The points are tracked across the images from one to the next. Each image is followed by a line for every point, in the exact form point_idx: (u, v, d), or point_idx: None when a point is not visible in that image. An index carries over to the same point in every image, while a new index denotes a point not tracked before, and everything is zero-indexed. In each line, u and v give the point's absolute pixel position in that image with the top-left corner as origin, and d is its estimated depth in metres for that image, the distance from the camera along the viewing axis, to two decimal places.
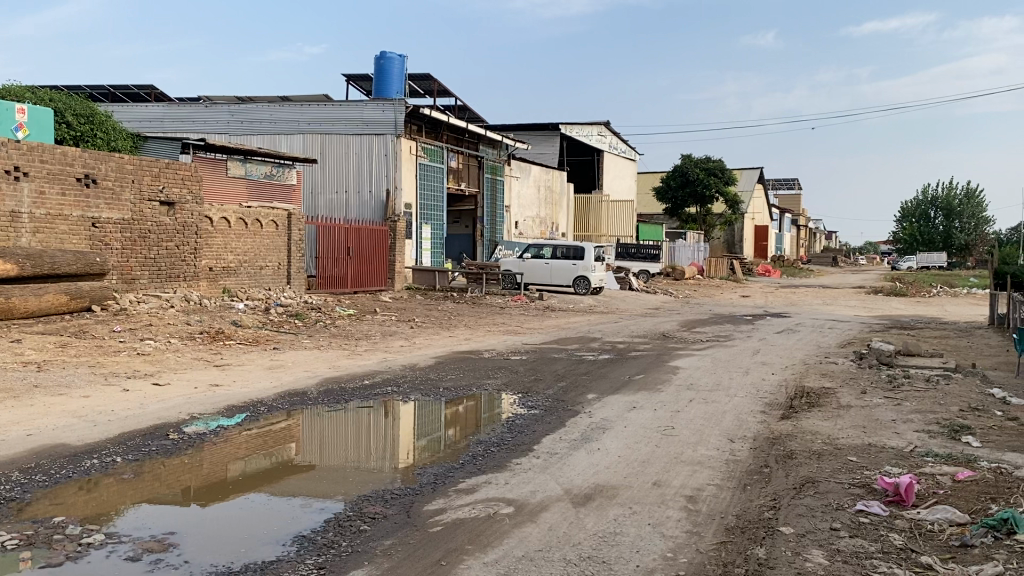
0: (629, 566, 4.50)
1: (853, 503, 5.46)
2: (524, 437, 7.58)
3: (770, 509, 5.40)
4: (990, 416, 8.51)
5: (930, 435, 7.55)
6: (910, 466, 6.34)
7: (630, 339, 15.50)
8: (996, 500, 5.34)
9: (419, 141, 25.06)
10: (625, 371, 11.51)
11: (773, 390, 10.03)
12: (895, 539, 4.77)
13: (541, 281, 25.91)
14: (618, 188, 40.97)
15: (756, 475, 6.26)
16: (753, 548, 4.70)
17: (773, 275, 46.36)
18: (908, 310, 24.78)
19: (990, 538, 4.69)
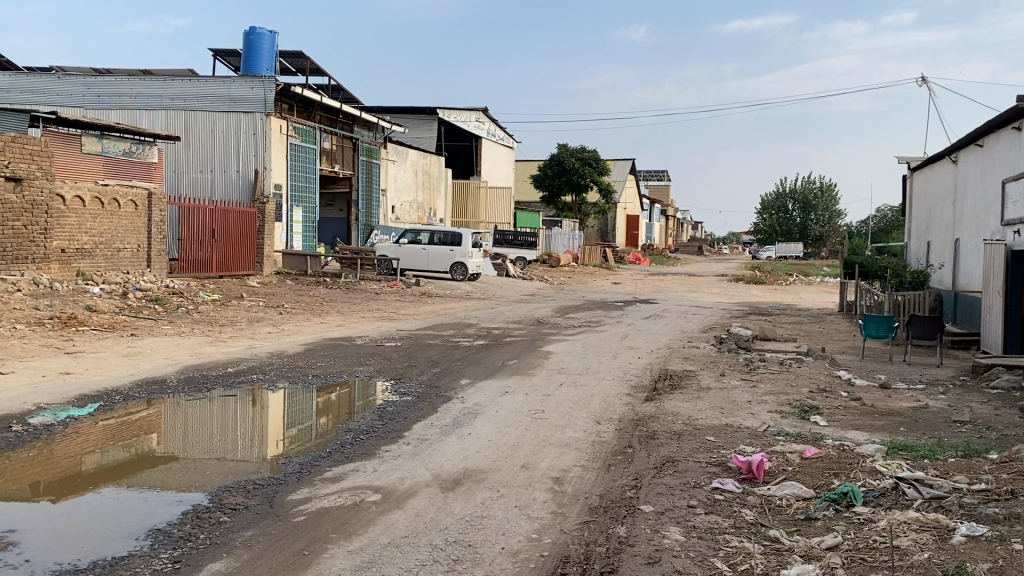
0: (495, 548, 4.53)
1: (710, 481, 5.69)
2: (395, 424, 7.50)
3: (632, 488, 5.56)
4: (836, 396, 9.06)
5: (782, 415, 7.97)
6: (762, 445, 6.66)
7: (504, 325, 15.63)
8: (838, 475, 5.68)
9: (291, 120, 24.32)
10: (499, 356, 11.59)
11: (639, 374, 10.33)
12: (746, 514, 5.00)
13: (417, 266, 25.64)
14: (497, 174, 41.09)
15: (620, 455, 6.45)
16: (615, 526, 4.83)
17: (644, 264, 47.81)
18: (766, 297, 26.04)
19: (833, 510, 4.99)
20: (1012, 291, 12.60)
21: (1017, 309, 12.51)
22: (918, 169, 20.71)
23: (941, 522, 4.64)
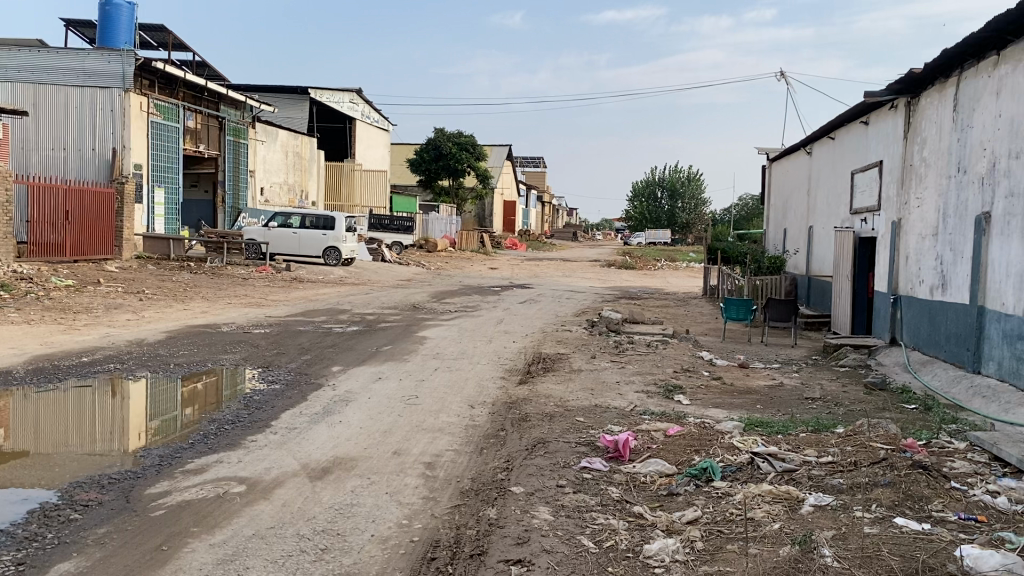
0: (364, 536, 4.47)
1: (578, 460, 5.81)
2: (261, 413, 7.29)
3: (503, 470, 5.61)
4: (699, 376, 9.45)
5: (648, 395, 8.22)
6: (629, 424, 6.86)
7: (379, 310, 15.46)
8: (698, 451, 5.90)
9: (151, 97, 23.11)
10: (372, 342, 11.44)
11: (513, 357, 10.43)
12: (613, 491, 5.14)
13: (288, 250, 24.94)
14: (371, 156, 40.24)
15: (492, 438, 6.49)
16: (486, 509, 4.86)
17: (520, 249, 48.31)
18: (637, 282, 26.81)
19: (693, 485, 5.20)
20: (859, 275, 13.47)
21: (863, 293, 13.40)
22: (776, 161, 21.75)
23: (792, 494, 4.90)
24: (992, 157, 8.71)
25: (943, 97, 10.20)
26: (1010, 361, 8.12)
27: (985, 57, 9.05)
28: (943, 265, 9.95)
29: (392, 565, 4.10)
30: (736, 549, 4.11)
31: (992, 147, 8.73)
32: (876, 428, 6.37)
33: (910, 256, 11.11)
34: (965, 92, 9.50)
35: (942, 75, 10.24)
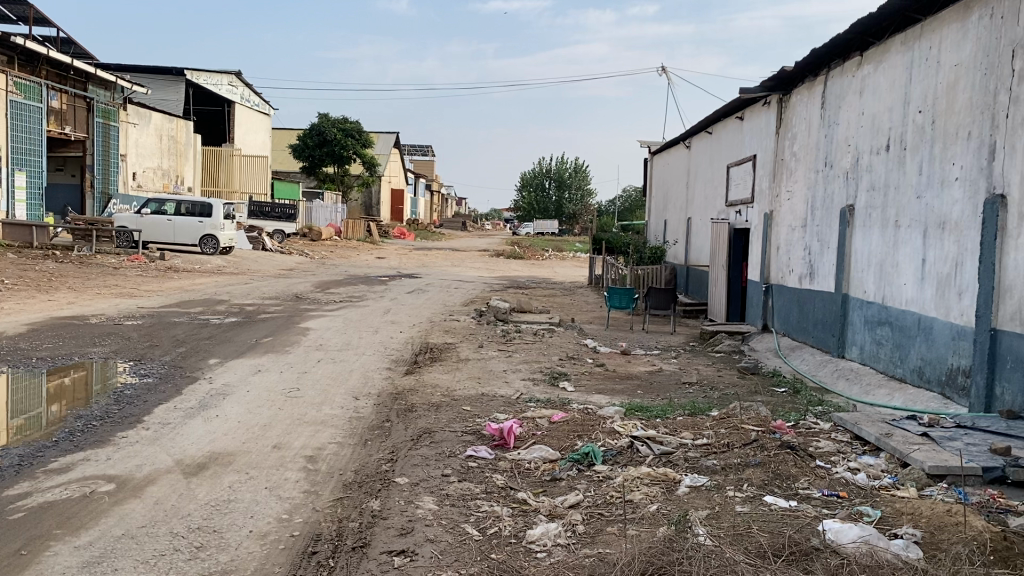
0: (242, 532, 4.35)
1: (464, 449, 5.82)
2: (133, 408, 6.98)
3: (387, 462, 5.56)
4: (583, 363, 9.62)
5: (534, 382, 8.33)
6: (515, 412, 6.92)
7: (260, 301, 15.03)
8: (581, 437, 6.01)
9: (10, 74, 21.69)
10: (253, 334, 11.11)
11: (399, 348, 10.34)
12: (497, 479, 5.18)
13: (162, 239, 23.89)
14: (251, 141, 38.95)
15: (377, 430, 6.42)
16: (369, 501, 4.80)
17: (408, 238, 47.88)
18: (525, 272, 27.00)
19: (576, 470, 5.29)
20: (734, 265, 14.02)
21: (737, 281, 13.97)
22: (657, 154, 22.34)
23: (669, 475, 5.06)
24: (855, 152, 9.22)
25: (812, 95, 10.71)
26: (871, 345, 8.63)
27: (850, 58, 9.55)
28: (810, 255, 10.48)
29: (271, 560, 4.00)
30: (616, 531, 4.21)
31: (855, 143, 9.23)
32: (748, 411, 6.65)
33: (781, 246, 11.64)
34: (832, 91, 10.00)
35: (811, 74, 10.76)
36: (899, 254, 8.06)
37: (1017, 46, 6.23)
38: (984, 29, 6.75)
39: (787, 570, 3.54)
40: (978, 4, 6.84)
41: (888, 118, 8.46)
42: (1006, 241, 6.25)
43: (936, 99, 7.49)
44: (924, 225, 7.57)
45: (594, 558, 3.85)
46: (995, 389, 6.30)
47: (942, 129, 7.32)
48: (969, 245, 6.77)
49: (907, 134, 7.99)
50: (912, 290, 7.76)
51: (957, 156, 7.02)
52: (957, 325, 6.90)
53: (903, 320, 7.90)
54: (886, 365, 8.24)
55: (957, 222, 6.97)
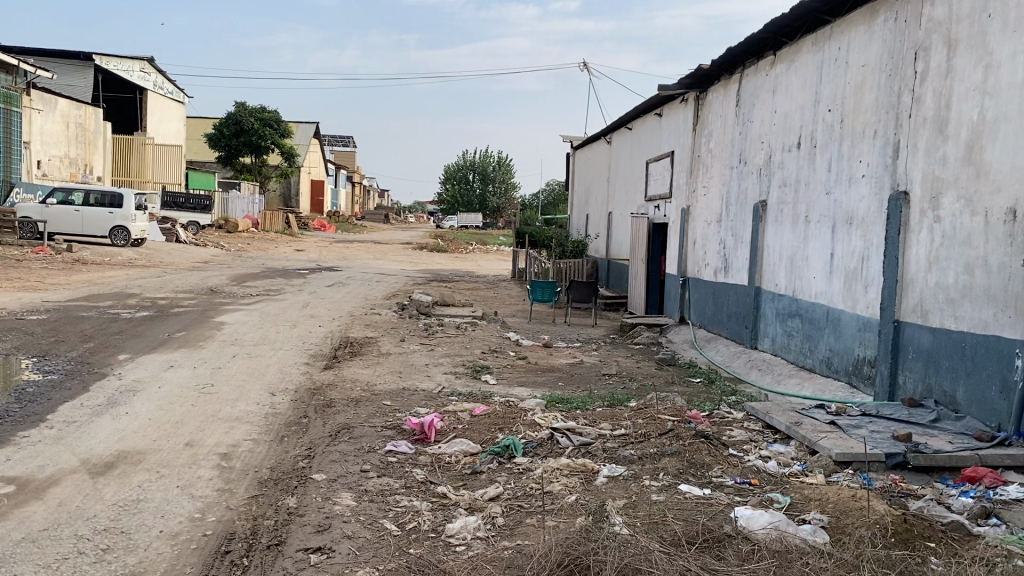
0: (151, 533, 4.21)
1: (383, 444, 5.76)
2: (36, 406, 6.68)
3: (305, 458, 5.47)
4: (505, 356, 9.64)
5: (455, 376, 8.32)
6: (436, 406, 6.89)
7: (173, 295, 14.58)
8: (502, 429, 6.02)
9: None
10: (165, 329, 10.78)
11: (319, 342, 10.17)
12: (417, 473, 5.15)
13: (69, 230, 22.95)
14: (164, 130, 37.71)
15: (295, 426, 6.31)
16: (285, 498, 4.71)
17: (329, 231, 47.17)
18: (447, 265, 26.88)
19: (496, 463, 5.30)
20: (653, 259, 14.26)
21: (656, 275, 14.22)
22: (580, 149, 22.52)
23: (587, 466, 5.12)
24: (768, 149, 9.47)
25: (727, 93, 10.95)
26: (782, 337, 8.89)
27: (764, 57, 9.79)
28: (725, 249, 10.73)
29: (181, 561, 3.89)
30: (535, 522, 4.24)
31: (768, 140, 9.47)
32: (665, 402, 6.78)
33: (698, 241, 11.89)
34: (746, 89, 10.24)
35: (727, 72, 11.00)
36: (809, 248, 8.31)
37: (919, 48, 6.48)
38: (889, 32, 7.01)
39: (701, 556, 3.61)
40: (884, 7, 7.09)
41: (799, 117, 8.70)
42: (909, 236, 6.51)
43: (844, 99, 7.74)
44: (832, 221, 7.82)
45: (513, 550, 3.86)
46: (898, 378, 6.58)
47: (850, 127, 7.57)
48: (874, 240, 7.03)
49: (817, 132, 8.24)
50: (821, 283, 8.02)
51: (864, 153, 7.27)
52: (864, 317, 7.16)
53: (813, 312, 8.16)
54: (797, 356, 8.51)
55: (864, 218, 7.23)
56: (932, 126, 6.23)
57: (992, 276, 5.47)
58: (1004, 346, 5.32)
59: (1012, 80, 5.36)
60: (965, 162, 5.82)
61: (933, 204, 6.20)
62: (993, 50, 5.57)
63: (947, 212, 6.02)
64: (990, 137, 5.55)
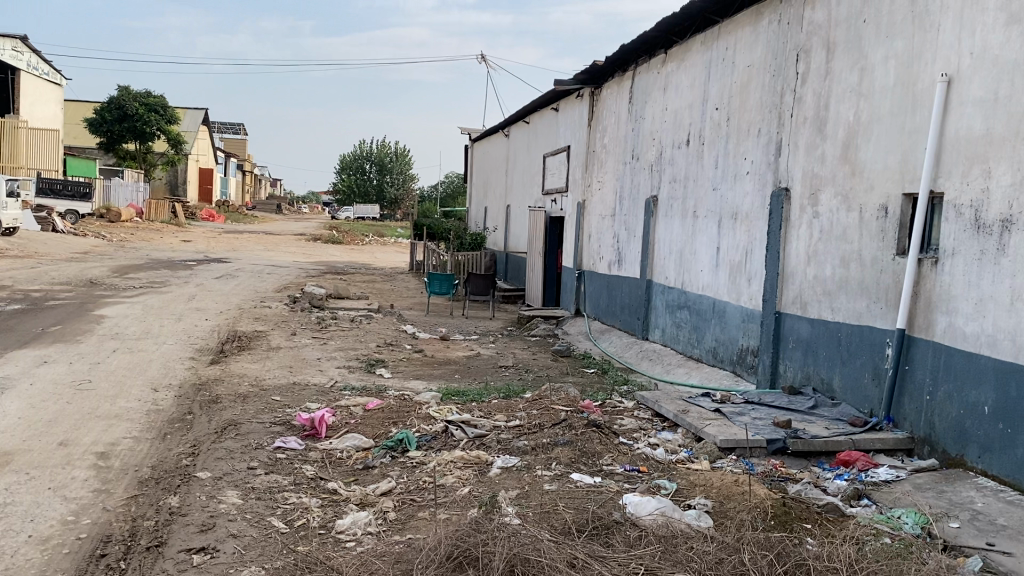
0: (19, 538, 3.98)
1: (272, 440, 5.62)
2: None
3: (189, 456, 5.28)
4: (401, 349, 9.56)
5: (349, 370, 8.20)
6: (328, 401, 6.77)
7: (48, 287, 13.81)
8: (396, 423, 5.96)
9: None
10: (38, 322, 10.20)
11: (205, 336, 9.84)
12: (307, 469, 5.04)
13: None
14: (40, 113, 35.72)
15: (179, 423, 6.08)
16: (167, 498, 4.54)
17: (219, 221, 45.70)
18: (342, 257, 26.42)
19: (389, 457, 5.24)
20: (550, 252, 14.40)
21: (553, 268, 14.37)
22: (477, 142, 22.54)
23: (481, 458, 5.13)
24: (659, 146, 9.69)
25: (621, 89, 11.15)
26: (671, 328, 9.14)
27: (655, 55, 10.01)
28: (618, 243, 10.93)
29: (52, 566, 3.69)
30: (427, 516, 4.21)
31: (659, 137, 9.70)
32: (559, 392, 6.86)
33: (592, 234, 12.07)
34: (639, 87, 10.45)
35: (620, 69, 11.19)
36: (697, 242, 8.55)
37: (801, 50, 6.75)
38: (772, 34, 7.27)
39: (590, 544, 3.66)
40: (768, 10, 7.35)
41: (688, 114, 8.94)
42: (789, 230, 6.78)
43: (730, 98, 7.99)
44: (719, 216, 8.07)
45: (404, 544, 3.82)
46: (779, 367, 6.86)
47: (736, 125, 7.82)
48: (758, 234, 7.29)
49: (705, 130, 8.48)
50: (708, 276, 8.26)
51: (749, 151, 7.53)
52: (747, 309, 7.42)
53: (700, 303, 8.41)
54: (685, 346, 8.75)
55: (748, 213, 7.48)
56: (812, 126, 6.50)
57: (866, 268, 5.75)
58: (876, 336, 5.60)
59: (885, 82, 5.64)
60: (842, 160, 6.09)
61: (812, 200, 6.47)
62: (868, 53, 5.85)
63: (825, 208, 6.29)
64: (864, 136, 5.83)
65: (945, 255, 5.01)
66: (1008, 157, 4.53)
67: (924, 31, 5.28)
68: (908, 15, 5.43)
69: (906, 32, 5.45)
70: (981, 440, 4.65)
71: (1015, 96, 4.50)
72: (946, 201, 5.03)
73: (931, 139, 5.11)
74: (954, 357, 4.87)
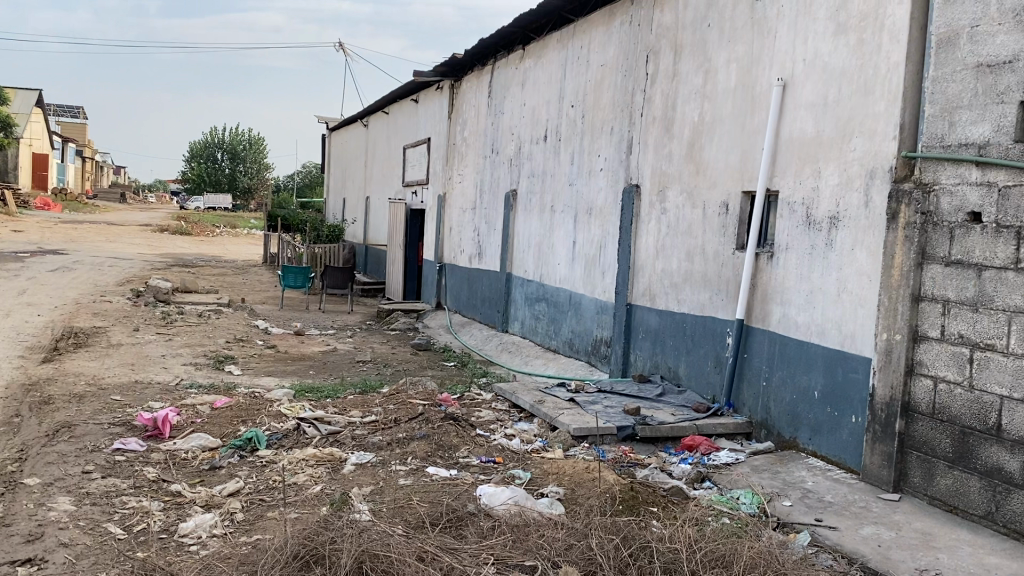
0: None
1: (110, 442, 5.32)
2: None
3: (15, 462, 4.91)
4: (252, 345, 9.26)
5: (196, 367, 7.86)
6: (173, 400, 6.47)
7: None
8: (245, 422, 5.76)
9: None
10: None
11: (36, 334, 9.18)
12: (149, 472, 4.80)
13: None
14: None
15: (4, 427, 5.64)
16: None
17: (54, 210, 42.72)
18: (191, 249, 25.29)
19: (237, 457, 5.06)
20: (410, 245, 14.31)
21: (413, 261, 14.28)
22: (335, 131, 22.08)
23: (335, 455, 5.03)
24: (518, 140, 9.80)
25: (480, 83, 11.19)
26: (529, 320, 9.28)
27: (514, 51, 10.10)
28: (478, 236, 10.99)
29: None
30: (277, 516, 4.10)
31: (518, 132, 9.81)
32: (416, 386, 6.83)
33: (453, 228, 12.09)
34: (498, 81, 10.52)
35: (479, 63, 11.22)
36: (554, 236, 8.71)
37: (650, 51, 6.97)
38: (624, 35, 7.48)
39: (442, 537, 3.66)
40: (620, 12, 7.56)
41: (545, 110, 9.08)
42: (640, 226, 7.01)
43: (585, 95, 8.18)
44: (574, 211, 8.24)
45: (250, 546, 3.71)
46: (630, 357, 7.09)
47: (590, 122, 8.01)
48: (611, 228, 7.50)
49: (561, 126, 8.64)
50: (564, 269, 8.44)
51: (602, 148, 7.73)
52: (600, 301, 7.64)
53: (557, 296, 8.58)
54: (543, 337, 8.91)
55: (602, 209, 7.69)
56: (660, 125, 6.74)
57: (709, 262, 6.02)
58: (718, 326, 5.88)
59: (727, 85, 5.91)
60: (688, 159, 6.35)
61: (661, 196, 6.71)
62: (712, 56, 6.11)
63: (672, 204, 6.54)
64: (708, 135, 6.09)
65: (779, 250, 5.32)
66: (835, 158, 4.86)
67: (762, 37, 5.57)
68: (748, 21, 5.72)
69: (747, 37, 5.74)
70: (812, 423, 4.96)
71: (842, 101, 4.82)
72: (781, 199, 5.33)
73: (768, 141, 5.40)
74: (787, 345, 5.19)
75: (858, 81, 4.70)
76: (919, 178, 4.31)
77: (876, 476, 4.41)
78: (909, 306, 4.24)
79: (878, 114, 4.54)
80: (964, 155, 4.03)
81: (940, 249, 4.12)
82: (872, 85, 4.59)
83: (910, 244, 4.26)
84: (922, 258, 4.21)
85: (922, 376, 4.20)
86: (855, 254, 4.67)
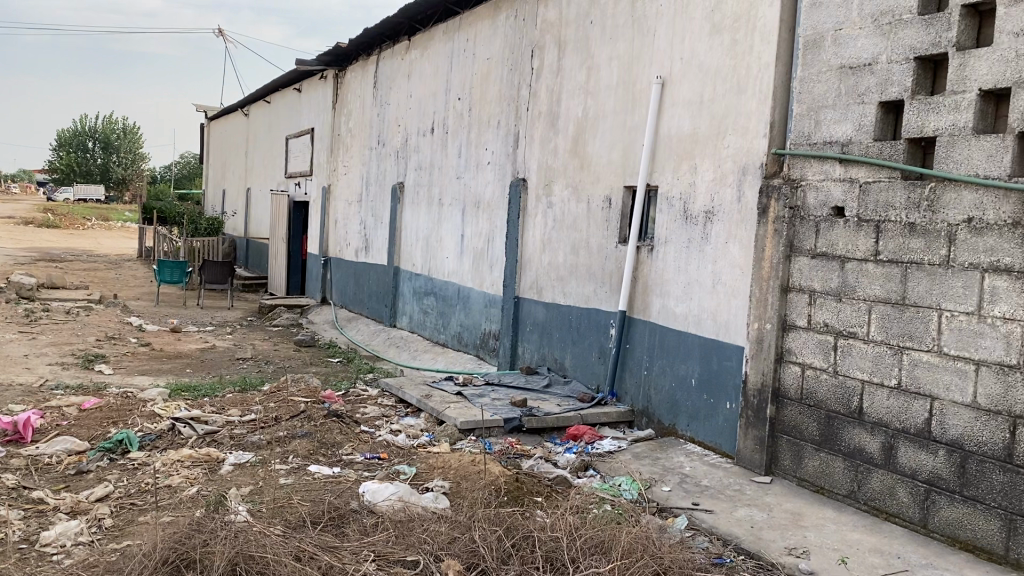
0: None
1: None
2: None
3: None
4: (125, 343, 8.85)
5: (63, 367, 7.46)
6: (37, 402, 6.11)
7: None
8: (115, 423, 5.50)
9: None
10: None
11: None
12: (8, 478, 4.52)
13: None
14: None
15: None
16: None
17: None
18: (57, 243, 23.96)
19: (106, 461, 4.83)
20: (295, 238, 13.99)
21: (298, 255, 13.97)
22: (215, 120, 21.34)
23: (212, 455, 4.87)
24: (405, 133, 9.71)
25: (366, 73, 11.03)
26: (418, 314, 9.22)
27: (399, 42, 10.00)
28: (366, 230, 10.85)
29: None
30: (149, 520, 3.94)
31: (405, 124, 9.72)
32: (299, 383, 6.69)
33: (339, 221, 11.88)
34: (384, 72, 10.39)
35: (365, 53, 11.05)
36: (442, 230, 8.68)
37: (535, 46, 7.03)
38: (509, 29, 7.51)
39: (322, 535, 3.60)
40: (506, 6, 7.59)
41: (432, 103, 9.03)
42: (526, 219, 7.06)
43: (472, 89, 8.18)
44: (462, 204, 8.24)
45: (118, 553, 3.55)
46: (518, 349, 7.15)
47: (477, 116, 8.02)
48: (498, 222, 7.53)
49: (448, 119, 8.62)
50: (452, 263, 8.43)
51: (489, 142, 7.75)
52: (488, 294, 7.66)
53: (446, 289, 8.56)
54: (431, 331, 8.87)
55: (489, 203, 7.71)
56: (546, 120, 6.81)
57: (593, 255, 6.13)
58: (601, 318, 6.00)
59: (609, 82, 6.02)
60: (572, 154, 6.44)
61: (546, 190, 6.78)
62: (594, 53, 6.22)
63: (558, 198, 6.62)
64: (591, 131, 6.20)
65: (658, 243, 5.46)
66: (710, 154, 5.02)
67: (642, 35, 5.70)
68: (628, 20, 5.84)
69: (627, 35, 5.86)
70: (689, 411, 5.12)
71: (717, 99, 4.98)
72: (660, 194, 5.48)
73: (648, 137, 5.53)
74: (667, 335, 5.34)
75: (732, 80, 4.87)
76: (787, 175, 4.50)
77: (750, 461, 4.60)
78: (778, 296, 4.43)
79: (750, 112, 4.71)
80: (828, 152, 4.24)
81: (807, 242, 4.33)
82: (744, 84, 4.76)
83: (779, 237, 4.45)
84: (790, 251, 4.41)
85: (790, 363, 4.40)
86: (728, 247, 4.84)
